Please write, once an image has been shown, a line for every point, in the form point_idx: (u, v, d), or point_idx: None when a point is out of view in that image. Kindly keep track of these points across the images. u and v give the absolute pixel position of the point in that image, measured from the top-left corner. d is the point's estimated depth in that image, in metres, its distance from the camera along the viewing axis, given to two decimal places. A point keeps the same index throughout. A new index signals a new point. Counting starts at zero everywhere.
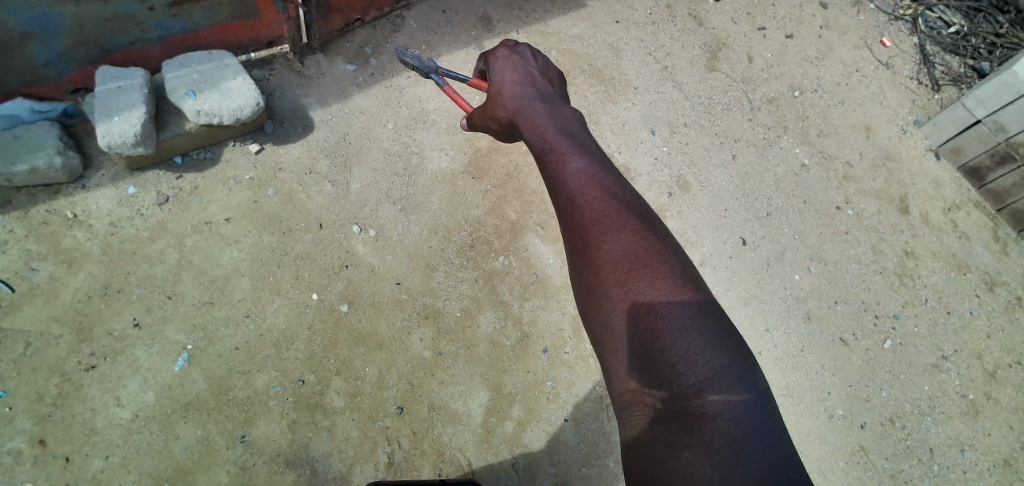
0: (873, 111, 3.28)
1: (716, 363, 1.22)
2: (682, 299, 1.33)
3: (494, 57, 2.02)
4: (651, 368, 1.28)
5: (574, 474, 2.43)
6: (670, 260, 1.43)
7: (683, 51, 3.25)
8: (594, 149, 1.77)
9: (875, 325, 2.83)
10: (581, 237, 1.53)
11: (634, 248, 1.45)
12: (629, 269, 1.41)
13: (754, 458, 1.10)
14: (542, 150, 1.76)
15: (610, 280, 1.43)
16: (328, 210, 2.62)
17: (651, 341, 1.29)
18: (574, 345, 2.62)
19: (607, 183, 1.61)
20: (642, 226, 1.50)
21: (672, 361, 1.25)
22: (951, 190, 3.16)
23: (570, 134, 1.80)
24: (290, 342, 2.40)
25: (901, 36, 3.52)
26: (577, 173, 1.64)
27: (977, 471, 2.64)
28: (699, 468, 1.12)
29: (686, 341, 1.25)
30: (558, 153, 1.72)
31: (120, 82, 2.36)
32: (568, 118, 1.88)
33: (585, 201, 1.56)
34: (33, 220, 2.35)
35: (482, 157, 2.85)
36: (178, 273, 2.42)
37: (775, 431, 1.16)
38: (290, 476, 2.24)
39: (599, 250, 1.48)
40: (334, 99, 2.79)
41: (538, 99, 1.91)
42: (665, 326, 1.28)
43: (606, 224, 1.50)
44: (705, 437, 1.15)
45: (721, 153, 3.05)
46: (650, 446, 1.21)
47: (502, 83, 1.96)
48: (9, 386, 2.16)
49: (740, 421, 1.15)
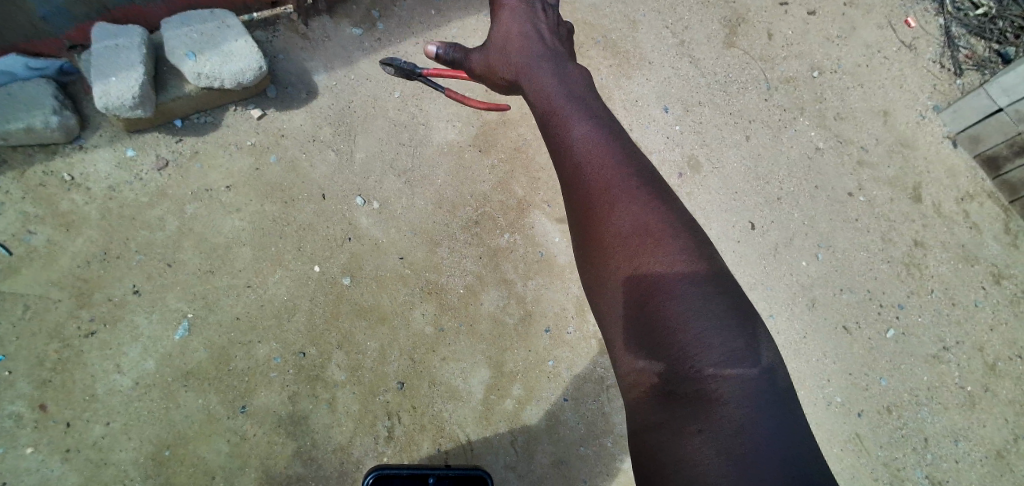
0: (892, 95, 3.18)
1: (729, 347, 1.17)
2: (692, 277, 1.26)
3: (501, 12, 1.85)
4: (659, 351, 1.21)
5: (572, 453, 2.44)
6: (680, 236, 1.34)
7: (701, 25, 3.12)
8: (604, 115, 1.63)
9: (879, 315, 2.81)
10: (587, 210, 1.45)
11: (641, 222, 1.36)
12: (636, 245, 1.33)
13: (767, 454, 1.06)
14: (547, 115, 1.65)
15: (616, 257, 1.35)
16: (331, 181, 2.57)
17: (661, 322, 1.22)
18: (576, 325, 2.60)
19: (615, 150, 1.50)
20: (651, 199, 1.41)
21: (682, 343, 1.19)
22: (966, 180, 3.09)
23: (577, 95, 1.67)
24: (291, 314, 2.38)
25: (928, 16, 3.37)
26: (584, 142, 1.52)
27: (969, 462, 2.67)
28: (708, 460, 1.07)
29: (697, 322, 1.19)
30: (564, 117, 1.60)
31: (118, 41, 2.28)
32: (575, 78, 1.73)
33: (591, 171, 1.47)
34: (30, 182, 2.30)
35: (491, 130, 2.77)
36: (178, 240, 2.38)
37: (788, 424, 1.11)
38: (290, 447, 2.25)
39: (605, 224, 1.40)
40: (339, 64, 2.70)
41: (544, 56, 1.77)
42: (674, 307, 1.22)
43: (612, 196, 1.42)
44: (716, 426, 1.10)
45: (734, 134, 2.97)
46: (654, 431, 1.17)
47: (508, 41, 1.80)
48: (9, 350, 2.15)
49: (753, 409, 1.11)
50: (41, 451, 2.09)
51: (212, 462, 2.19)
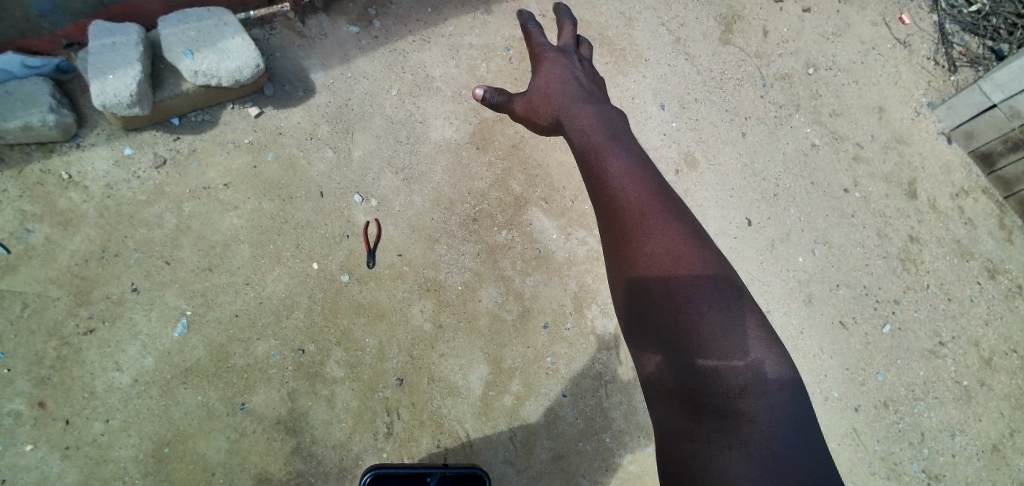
0: (888, 92, 3.19)
1: (757, 365, 1.19)
2: (726, 303, 1.25)
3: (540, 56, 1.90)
4: (684, 365, 1.21)
5: (571, 448, 2.46)
6: (714, 264, 1.32)
7: (697, 22, 3.13)
8: (638, 146, 1.59)
9: (876, 310, 2.82)
10: (619, 229, 1.40)
11: (675, 246, 1.32)
12: (670, 267, 1.29)
13: (794, 468, 1.09)
14: (580, 141, 1.62)
15: (649, 277, 1.31)
16: (330, 178, 2.58)
17: (693, 340, 1.20)
18: (575, 321, 2.60)
19: (650, 175, 1.47)
20: (686, 226, 1.38)
21: (712, 360, 1.18)
22: (961, 175, 3.10)
23: (610, 124, 1.66)
24: (290, 310, 2.39)
25: (922, 13, 3.36)
26: (619, 168, 1.48)
27: (965, 455, 2.69)
28: (739, 472, 1.09)
29: (729, 343, 1.19)
30: (598, 143, 1.58)
31: (115, 38, 2.28)
32: (613, 115, 1.70)
33: (625, 192, 1.42)
34: (27, 180, 2.30)
35: (488, 127, 2.78)
36: (177, 238, 2.39)
37: (812, 441, 1.14)
38: (290, 443, 2.26)
39: (639, 245, 1.35)
40: (337, 62, 2.71)
41: (579, 90, 1.78)
42: (708, 327, 1.21)
43: (647, 218, 1.37)
44: (746, 440, 1.12)
45: (731, 131, 2.98)
46: (685, 446, 1.17)
47: (543, 77, 1.84)
48: (8, 349, 2.15)
49: (781, 424, 1.14)
50: (41, 449, 2.10)
51: (211, 459, 2.20)
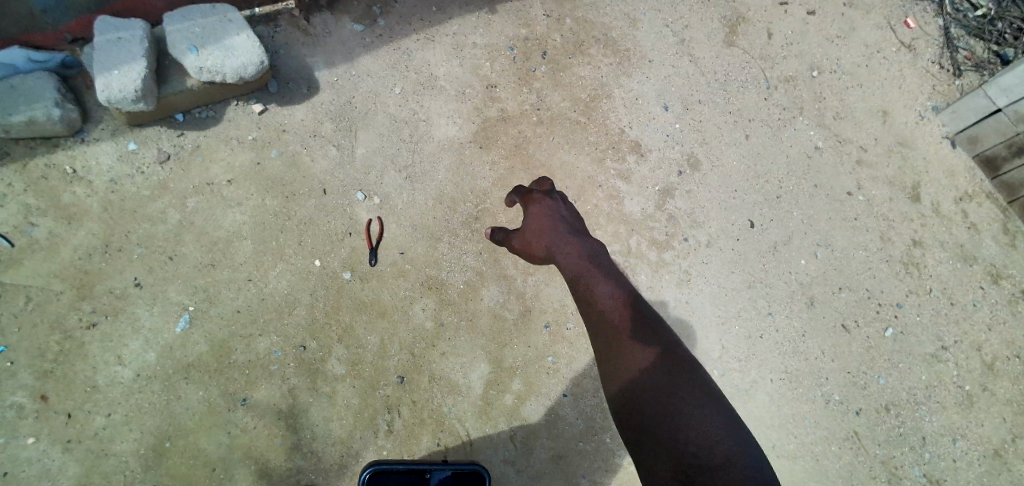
0: (892, 95, 3.16)
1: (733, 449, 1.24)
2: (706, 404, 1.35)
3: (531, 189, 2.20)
4: (666, 448, 1.26)
5: (571, 448, 2.45)
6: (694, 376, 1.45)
7: (701, 24, 3.12)
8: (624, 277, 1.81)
9: (878, 314, 2.81)
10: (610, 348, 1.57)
11: (658, 360, 1.47)
12: (656, 375, 1.43)
13: None
14: (572, 272, 1.84)
15: (637, 383, 1.43)
16: (333, 175, 2.58)
17: (676, 429, 1.28)
18: (576, 321, 2.60)
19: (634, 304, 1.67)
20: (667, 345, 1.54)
21: (693, 445, 1.24)
22: (965, 180, 3.07)
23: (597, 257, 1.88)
24: (291, 307, 2.39)
25: (927, 18, 3.32)
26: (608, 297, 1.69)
27: (967, 460, 2.67)
28: None
29: (710, 432, 1.27)
30: (589, 273, 1.79)
31: (120, 34, 2.29)
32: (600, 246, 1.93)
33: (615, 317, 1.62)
34: (32, 174, 2.31)
35: (491, 127, 2.78)
36: (180, 233, 2.39)
37: None
38: (290, 440, 2.26)
39: (628, 360, 1.50)
40: (340, 59, 2.71)
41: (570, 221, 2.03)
42: (688, 420, 1.29)
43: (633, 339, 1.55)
44: None
45: (734, 133, 2.97)
46: None
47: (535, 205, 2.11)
48: (11, 342, 2.17)
49: None
50: (43, 442, 2.11)
51: (212, 454, 2.20)
